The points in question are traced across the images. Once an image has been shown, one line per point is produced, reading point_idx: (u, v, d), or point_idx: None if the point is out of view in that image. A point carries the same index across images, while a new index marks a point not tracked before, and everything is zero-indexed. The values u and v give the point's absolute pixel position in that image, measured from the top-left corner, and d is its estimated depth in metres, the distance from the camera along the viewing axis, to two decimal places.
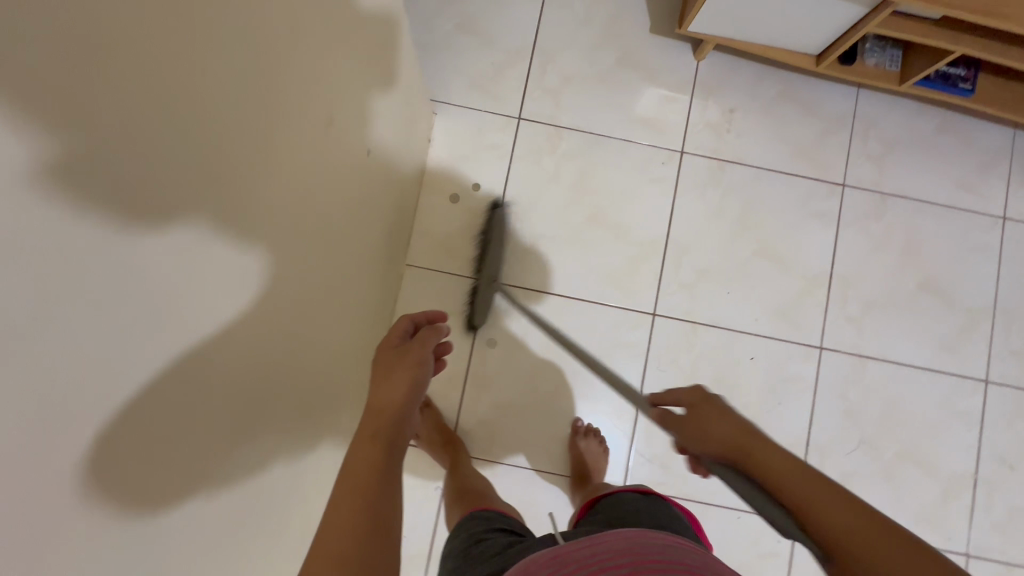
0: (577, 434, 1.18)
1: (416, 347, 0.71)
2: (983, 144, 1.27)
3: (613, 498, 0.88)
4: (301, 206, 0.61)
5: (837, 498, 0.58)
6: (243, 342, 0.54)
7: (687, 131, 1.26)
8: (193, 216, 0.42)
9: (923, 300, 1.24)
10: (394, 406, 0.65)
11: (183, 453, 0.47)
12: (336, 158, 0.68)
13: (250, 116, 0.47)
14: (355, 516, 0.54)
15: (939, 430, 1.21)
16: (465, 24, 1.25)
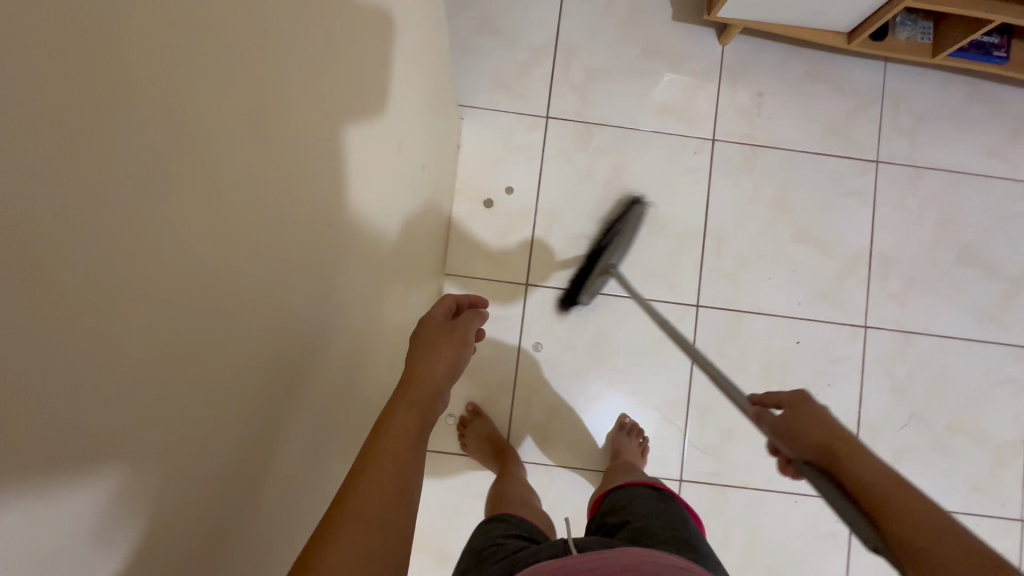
0: (621, 431, 1.17)
1: (461, 328, 0.68)
2: (1014, 110, 1.27)
3: (625, 492, 0.87)
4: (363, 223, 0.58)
5: (914, 504, 0.52)
6: (330, 352, 0.53)
7: (717, 118, 1.25)
8: (293, 225, 0.41)
9: (963, 272, 1.24)
10: (436, 380, 0.61)
11: (285, 468, 0.46)
12: (387, 167, 0.65)
13: (329, 117, 0.45)
14: (382, 481, 0.50)
15: (988, 399, 1.22)
16: (486, 25, 1.23)
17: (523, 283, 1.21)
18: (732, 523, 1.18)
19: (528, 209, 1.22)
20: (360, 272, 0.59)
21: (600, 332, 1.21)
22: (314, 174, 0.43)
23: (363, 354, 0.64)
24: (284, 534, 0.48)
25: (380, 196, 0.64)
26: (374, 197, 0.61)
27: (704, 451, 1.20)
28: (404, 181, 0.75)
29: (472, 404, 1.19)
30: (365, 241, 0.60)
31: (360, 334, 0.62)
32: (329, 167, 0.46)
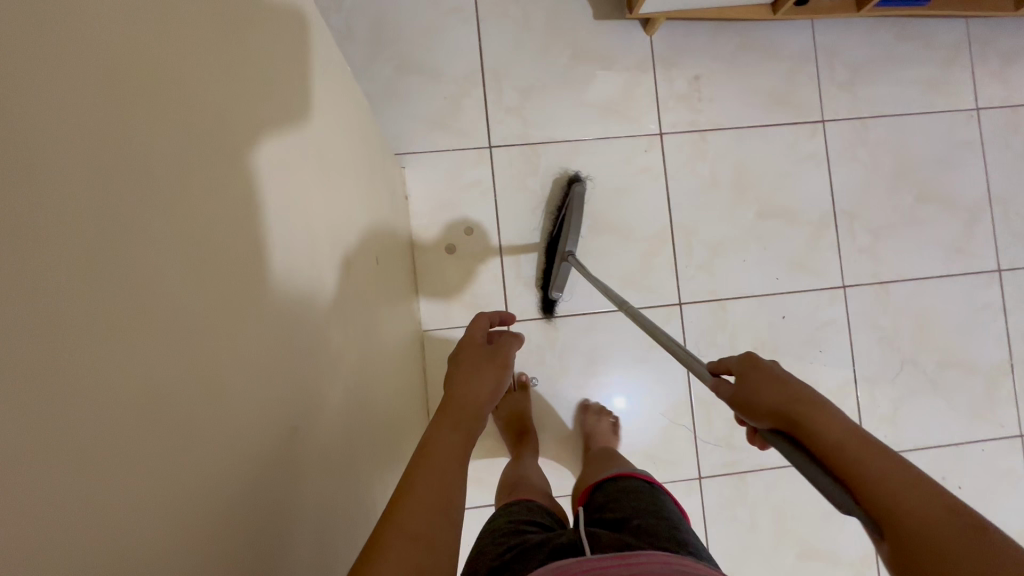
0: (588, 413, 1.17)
1: (498, 353, 0.71)
2: (941, 40, 1.27)
3: (616, 483, 0.86)
4: (304, 222, 0.56)
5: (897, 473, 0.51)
6: (311, 359, 0.54)
7: (661, 110, 1.22)
8: (231, 232, 0.42)
9: (924, 211, 1.26)
10: (477, 400, 0.63)
11: (285, 470, 0.48)
12: (317, 172, 0.62)
13: (251, 124, 0.47)
14: (433, 491, 0.49)
15: (970, 328, 1.25)
16: (406, 66, 1.17)
17: (504, 321, 1.19)
18: (758, 506, 1.19)
19: (491, 245, 1.18)
20: (315, 271, 0.58)
21: (590, 351, 1.20)
22: (227, 150, 0.42)
23: (342, 352, 0.64)
24: (291, 525, 0.48)
25: (319, 202, 0.62)
26: (312, 200, 0.60)
27: (717, 444, 1.20)
28: (344, 226, 0.72)
29: (522, 375, 1.18)
30: (313, 242, 0.58)
31: (334, 338, 0.61)
32: (246, 149, 0.45)
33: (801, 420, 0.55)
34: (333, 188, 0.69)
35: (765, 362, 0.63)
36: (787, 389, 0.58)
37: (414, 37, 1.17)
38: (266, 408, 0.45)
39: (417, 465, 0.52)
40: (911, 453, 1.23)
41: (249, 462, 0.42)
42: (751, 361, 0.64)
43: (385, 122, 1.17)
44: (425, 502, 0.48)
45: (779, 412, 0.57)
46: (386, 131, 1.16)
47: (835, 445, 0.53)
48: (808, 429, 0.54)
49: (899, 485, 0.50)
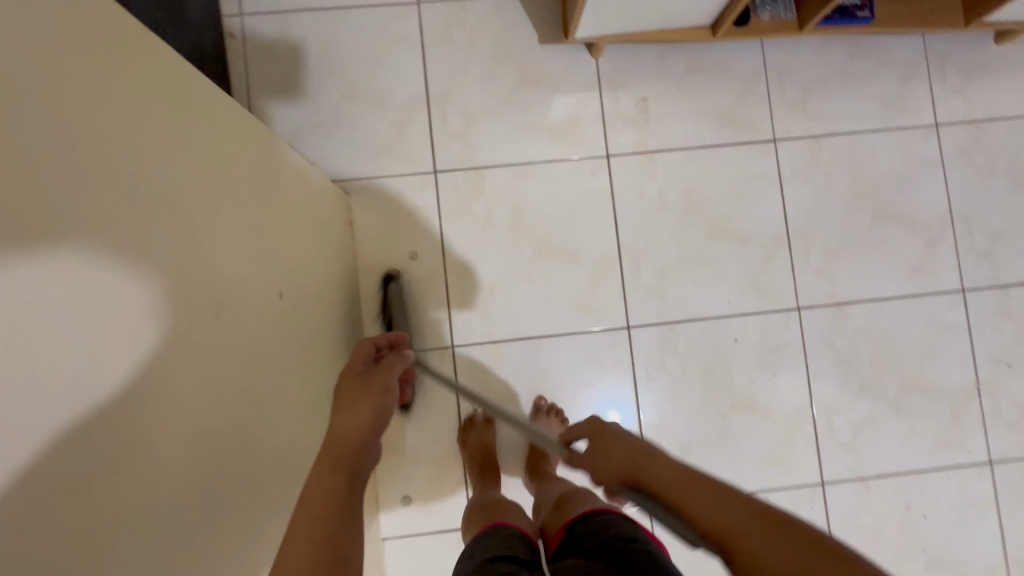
0: (539, 413, 1.15)
1: (380, 375, 0.74)
2: (896, 56, 1.25)
3: (593, 520, 0.81)
4: (160, 251, 0.53)
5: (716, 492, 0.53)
6: (179, 359, 0.54)
7: (608, 133, 1.22)
8: (76, 217, 0.42)
9: (882, 230, 1.23)
10: (359, 430, 0.67)
11: (134, 463, 0.47)
12: (198, 201, 0.59)
13: (118, 121, 0.48)
14: (309, 550, 0.54)
15: (933, 350, 1.21)
16: (353, 95, 1.19)
17: (450, 345, 1.18)
18: None
19: (437, 270, 1.19)
20: (171, 301, 0.54)
21: (539, 376, 1.19)
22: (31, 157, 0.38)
23: (210, 391, 0.59)
24: (113, 529, 0.44)
25: (196, 233, 0.59)
26: (182, 228, 0.56)
27: None
28: (247, 264, 0.70)
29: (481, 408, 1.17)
30: (174, 270, 0.55)
31: (200, 375, 0.57)
32: (77, 153, 0.43)
33: (640, 474, 0.59)
34: (242, 203, 0.70)
35: (608, 425, 0.66)
36: (623, 445, 0.62)
37: (360, 66, 1.19)
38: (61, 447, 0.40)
39: (300, 518, 0.57)
40: (873, 480, 1.18)
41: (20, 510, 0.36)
42: (595, 425, 0.67)
43: (332, 151, 1.19)
44: (309, 544, 0.54)
45: (624, 470, 0.60)
46: (332, 159, 1.18)
47: (667, 486, 0.56)
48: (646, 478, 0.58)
49: (722, 507, 0.52)
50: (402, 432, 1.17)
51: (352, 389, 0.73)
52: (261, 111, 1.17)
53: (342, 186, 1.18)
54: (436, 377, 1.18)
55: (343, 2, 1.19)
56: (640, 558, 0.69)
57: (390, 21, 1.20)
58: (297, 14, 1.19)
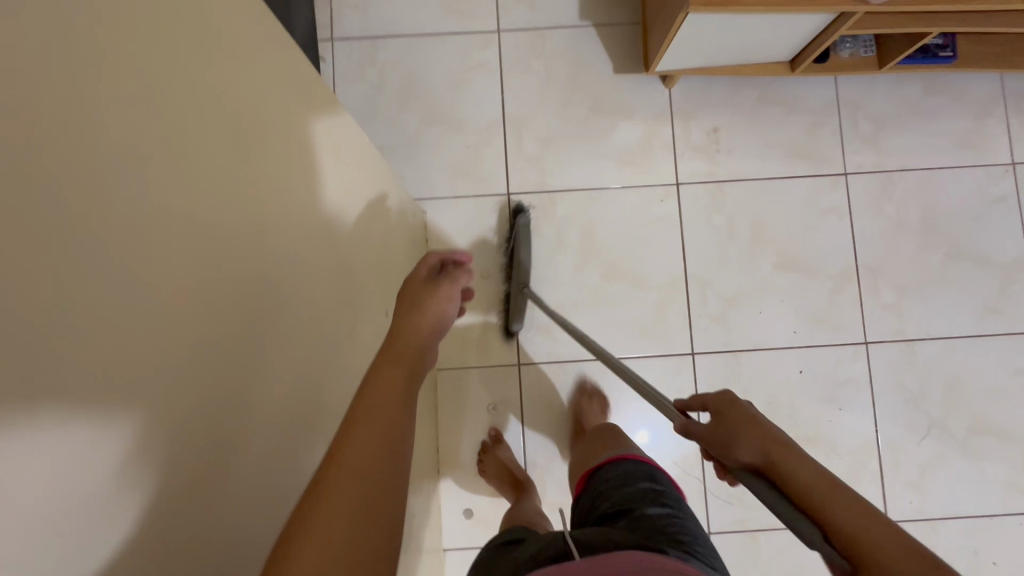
0: (581, 394, 1.19)
1: (445, 283, 0.73)
2: (973, 94, 1.24)
3: (619, 475, 0.84)
4: (313, 233, 0.61)
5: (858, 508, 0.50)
6: (282, 353, 0.54)
7: (678, 162, 1.24)
8: (208, 208, 0.42)
9: (954, 267, 1.21)
10: (423, 327, 0.66)
11: (246, 455, 0.47)
12: (334, 200, 0.68)
13: (240, 108, 0.47)
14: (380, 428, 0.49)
15: (1005, 391, 1.19)
16: (432, 118, 1.24)
17: (515, 363, 1.21)
18: (771, 569, 1.16)
19: (505, 289, 1.22)
20: (317, 279, 0.62)
21: (601, 398, 1.20)
22: (247, 135, 0.48)
23: (301, 384, 0.58)
24: (224, 522, 0.44)
25: (333, 227, 0.67)
26: (325, 220, 0.65)
27: (729, 500, 1.17)
28: (362, 267, 0.78)
29: (494, 429, 1.19)
30: (319, 252, 0.63)
31: (314, 353, 0.61)
32: (209, 142, 0.43)
33: (779, 465, 0.54)
34: (338, 197, 0.70)
35: (743, 402, 0.61)
36: (764, 430, 0.57)
37: (441, 91, 1.25)
38: (246, 370, 0.47)
39: (362, 404, 0.50)
40: (940, 522, 1.16)
41: (220, 406, 0.43)
42: (727, 398, 0.62)
43: (411, 170, 1.24)
44: (377, 432, 0.49)
45: (755, 453, 0.55)
46: (411, 179, 1.24)
47: (805, 486, 0.52)
48: (781, 471, 0.53)
49: (861, 513, 0.49)
50: (466, 446, 1.20)
51: (417, 291, 0.73)
52: None
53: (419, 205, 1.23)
54: (501, 393, 1.21)
55: (427, 30, 1.25)
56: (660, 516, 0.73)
57: (471, 48, 1.25)
58: (384, 39, 1.25)
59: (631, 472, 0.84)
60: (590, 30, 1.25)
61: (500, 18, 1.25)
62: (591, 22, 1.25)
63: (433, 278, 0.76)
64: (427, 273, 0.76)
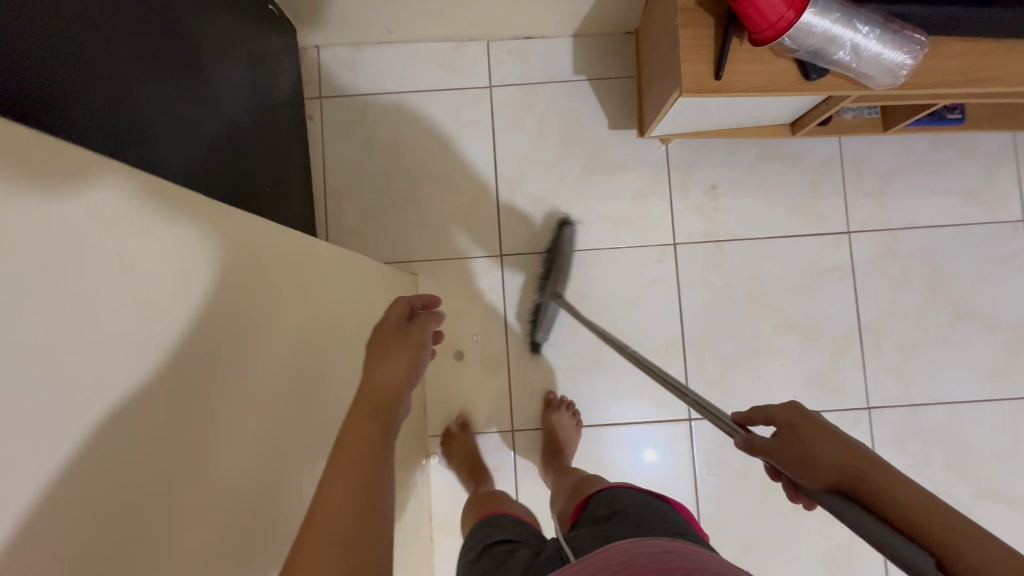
0: (549, 407, 1.17)
1: (417, 330, 0.72)
2: (982, 148, 1.20)
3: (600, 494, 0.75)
4: (299, 335, 0.67)
5: (964, 526, 0.45)
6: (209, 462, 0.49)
7: (675, 221, 1.21)
8: (88, 351, 0.37)
9: (960, 329, 1.18)
10: (395, 383, 0.64)
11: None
12: (320, 297, 0.74)
13: (131, 214, 0.42)
14: (351, 490, 0.51)
15: (1012, 458, 1.16)
16: (422, 177, 1.22)
17: (508, 429, 1.19)
18: None
19: (498, 352, 1.20)
20: (256, 363, 0.57)
21: (596, 464, 1.18)
22: (229, 270, 0.54)
23: (237, 481, 0.53)
24: None
25: (320, 322, 0.73)
26: (311, 318, 0.70)
27: None
28: (324, 330, 0.74)
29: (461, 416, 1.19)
30: (306, 349, 0.69)
31: (257, 441, 0.57)
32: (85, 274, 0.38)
33: (865, 481, 0.50)
34: (281, 265, 0.65)
35: (815, 417, 0.58)
36: (841, 447, 0.53)
37: (431, 149, 1.22)
38: (186, 470, 0.46)
39: (337, 466, 0.53)
40: None
41: (218, 517, 0.50)
42: (796, 413, 0.59)
43: (402, 231, 1.21)
44: (352, 497, 0.50)
45: (840, 472, 0.52)
46: (402, 240, 1.21)
47: (899, 510, 0.47)
48: (869, 489, 0.49)
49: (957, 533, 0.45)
50: (459, 513, 1.19)
51: (390, 340, 0.69)
52: (335, 192, 1.21)
53: (409, 267, 1.21)
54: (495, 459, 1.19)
55: (417, 87, 1.22)
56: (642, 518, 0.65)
57: (462, 104, 1.23)
58: (373, 96, 1.22)
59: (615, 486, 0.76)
60: (585, 84, 1.21)
61: (492, 73, 1.23)
62: (585, 76, 1.21)
63: (404, 325, 0.72)
64: (398, 318, 0.72)
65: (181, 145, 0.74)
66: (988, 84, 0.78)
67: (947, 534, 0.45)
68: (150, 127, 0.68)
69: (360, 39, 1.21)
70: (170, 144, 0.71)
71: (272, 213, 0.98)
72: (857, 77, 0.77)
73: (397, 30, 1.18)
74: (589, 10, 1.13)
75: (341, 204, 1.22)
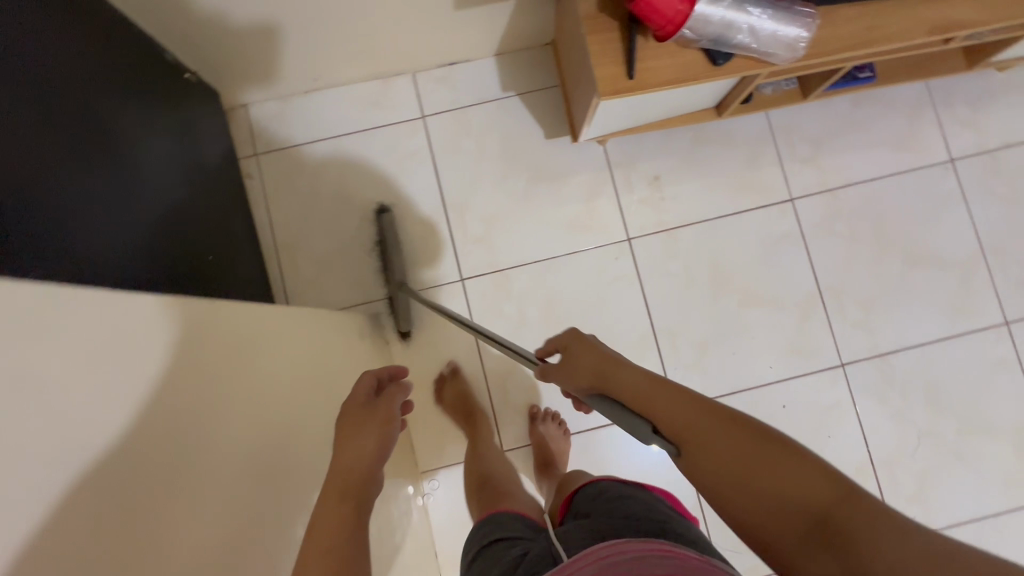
0: (535, 421, 1.16)
1: (384, 406, 0.68)
2: (900, 98, 1.25)
3: (592, 489, 0.74)
4: (279, 404, 0.67)
5: (683, 397, 0.53)
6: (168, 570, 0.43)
7: (627, 217, 1.23)
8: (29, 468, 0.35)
9: (913, 274, 1.22)
10: (370, 463, 0.61)
11: None
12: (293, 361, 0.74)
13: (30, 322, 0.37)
14: None
15: (984, 387, 1.20)
16: (372, 216, 1.22)
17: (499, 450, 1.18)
18: None
19: (477, 375, 1.19)
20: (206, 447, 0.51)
21: (593, 470, 1.18)
22: (205, 364, 0.54)
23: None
24: None
25: (300, 384, 0.74)
26: (288, 383, 0.71)
27: (737, 549, 1.16)
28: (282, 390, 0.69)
29: (450, 361, 1.19)
30: (284, 415, 0.68)
31: (223, 530, 0.50)
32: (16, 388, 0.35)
33: (608, 377, 0.59)
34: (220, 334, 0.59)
35: (588, 336, 0.66)
36: (598, 355, 0.62)
37: (375, 187, 1.23)
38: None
39: (312, 554, 0.51)
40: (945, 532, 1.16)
41: None
42: (572, 334, 0.67)
43: (361, 273, 1.21)
44: None
45: (592, 374, 0.61)
46: (362, 281, 1.21)
47: (634, 393, 0.55)
48: (615, 382, 0.58)
49: (674, 401, 0.53)
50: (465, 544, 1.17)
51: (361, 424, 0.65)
52: (287, 246, 1.20)
53: (375, 307, 1.20)
54: None
55: (352, 129, 1.23)
56: (635, 510, 0.64)
57: (399, 138, 1.23)
58: (308, 145, 1.22)
59: (605, 482, 0.74)
60: (514, 100, 1.23)
61: (422, 103, 1.24)
62: (513, 91, 1.23)
63: (371, 400, 0.70)
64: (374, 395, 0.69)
65: (106, 237, 0.71)
66: (890, 41, 0.82)
67: (667, 406, 0.53)
68: (72, 226, 0.66)
69: (287, 92, 1.21)
70: (91, 238, 0.68)
71: (217, 285, 0.96)
72: (761, 56, 0.80)
73: (323, 77, 1.19)
74: (505, 29, 1.15)
75: (295, 256, 1.21)
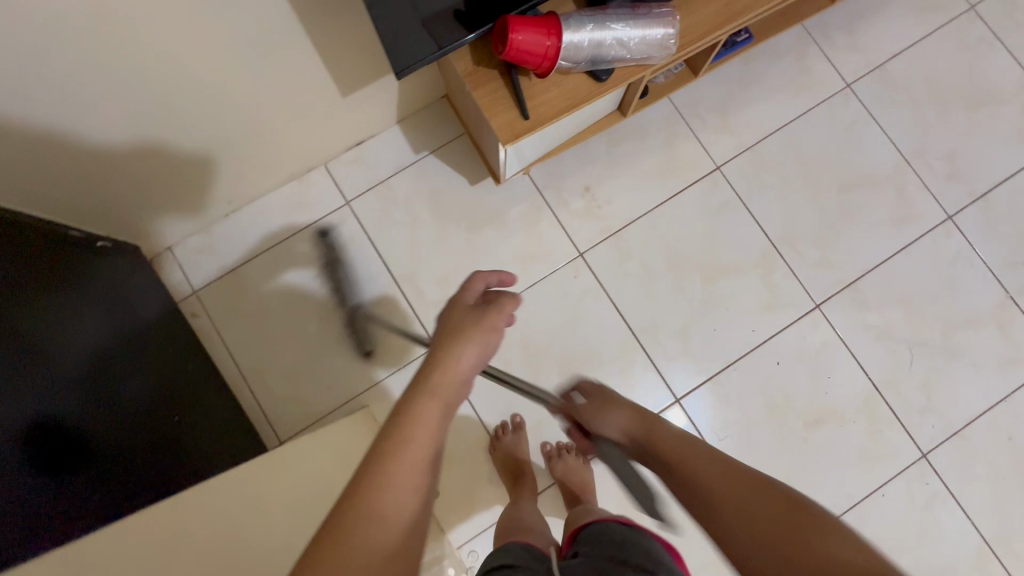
0: (552, 458, 1.14)
1: (493, 313, 0.58)
2: (783, 44, 1.30)
3: (601, 529, 0.73)
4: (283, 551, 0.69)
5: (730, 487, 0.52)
6: None
7: (571, 234, 1.24)
8: None
9: (851, 199, 1.26)
10: (464, 375, 0.55)
11: None
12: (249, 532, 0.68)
13: None
14: (400, 499, 0.45)
15: (952, 283, 1.23)
16: (328, 313, 1.20)
17: None
18: None
19: (481, 434, 1.17)
20: None
21: (622, 487, 1.17)
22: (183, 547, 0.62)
23: None
24: None
25: (301, 517, 0.75)
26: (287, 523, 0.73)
27: None
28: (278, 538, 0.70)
29: (517, 416, 1.17)
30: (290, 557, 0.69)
31: None
32: None
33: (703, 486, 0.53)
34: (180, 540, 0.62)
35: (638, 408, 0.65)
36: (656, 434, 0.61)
37: (322, 285, 1.21)
38: None
39: (393, 462, 0.46)
40: (966, 431, 1.18)
41: None
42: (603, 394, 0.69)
43: (335, 372, 1.19)
44: (393, 511, 0.44)
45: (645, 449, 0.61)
46: (338, 380, 1.18)
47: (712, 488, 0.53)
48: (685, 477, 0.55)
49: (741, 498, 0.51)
50: None
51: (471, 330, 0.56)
52: (253, 371, 1.18)
53: (359, 401, 1.18)
54: None
55: (281, 236, 1.22)
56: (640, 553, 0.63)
57: (330, 230, 1.23)
58: (243, 266, 1.21)
59: (612, 523, 0.73)
60: (430, 159, 1.24)
61: (342, 190, 1.24)
62: (426, 151, 1.24)
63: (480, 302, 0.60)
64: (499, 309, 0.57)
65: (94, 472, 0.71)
66: (748, 12, 0.86)
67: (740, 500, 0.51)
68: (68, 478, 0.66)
69: (206, 222, 1.19)
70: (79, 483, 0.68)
71: (176, 465, 0.87)
72: (639, 62, 0.83)
73: (236, 197, 1.18)
74: (398, 98, 1.17)
75: (265, 378, 1.18)
